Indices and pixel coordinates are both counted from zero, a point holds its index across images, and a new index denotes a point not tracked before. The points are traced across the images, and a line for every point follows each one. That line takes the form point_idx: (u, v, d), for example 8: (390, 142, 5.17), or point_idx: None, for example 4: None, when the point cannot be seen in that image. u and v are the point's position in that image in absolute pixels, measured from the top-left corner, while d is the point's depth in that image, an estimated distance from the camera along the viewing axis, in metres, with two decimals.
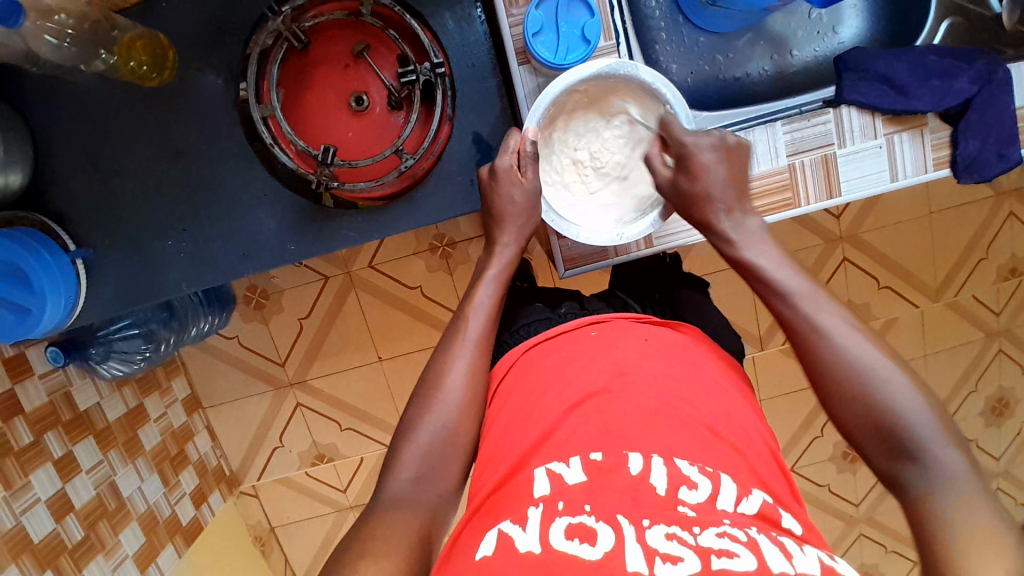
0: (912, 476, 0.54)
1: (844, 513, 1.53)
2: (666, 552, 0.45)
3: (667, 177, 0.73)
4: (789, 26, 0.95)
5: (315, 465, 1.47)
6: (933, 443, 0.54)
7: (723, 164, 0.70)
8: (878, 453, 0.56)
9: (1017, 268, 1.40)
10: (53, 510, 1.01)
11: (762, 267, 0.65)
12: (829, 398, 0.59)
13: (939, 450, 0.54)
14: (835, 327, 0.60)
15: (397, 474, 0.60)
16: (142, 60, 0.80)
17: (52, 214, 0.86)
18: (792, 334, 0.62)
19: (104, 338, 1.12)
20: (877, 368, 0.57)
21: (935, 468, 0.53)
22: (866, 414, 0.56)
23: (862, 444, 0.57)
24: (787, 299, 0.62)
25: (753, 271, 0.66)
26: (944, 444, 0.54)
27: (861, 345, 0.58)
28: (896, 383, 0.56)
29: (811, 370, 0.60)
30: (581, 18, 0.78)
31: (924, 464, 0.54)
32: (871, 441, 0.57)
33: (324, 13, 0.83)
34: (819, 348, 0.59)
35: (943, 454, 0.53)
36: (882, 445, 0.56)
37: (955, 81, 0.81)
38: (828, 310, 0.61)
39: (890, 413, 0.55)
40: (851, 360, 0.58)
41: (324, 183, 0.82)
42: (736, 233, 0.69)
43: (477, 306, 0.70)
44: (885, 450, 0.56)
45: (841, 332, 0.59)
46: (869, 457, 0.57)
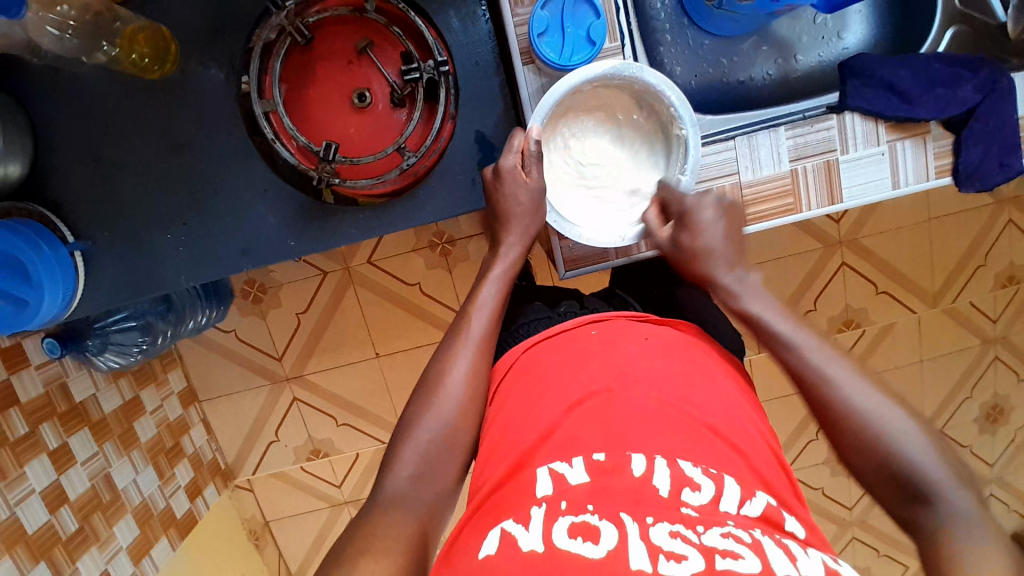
0: (926, 518, 0.54)
1: (837, 517, 1.53)
2: (670, 550, 0.45)
3: (667, 236, 0.75)
4: (794, 30, 0.95)
5: (311, 460, 1.47)
6: (943, 480, 0.54)
7: (722, 224, 0.73)
8: (891, 496, 0.56)
9: (1015, 276, 1.40)
10: (48, 501, 1.01)
11: (762, 314, 0.66)
12: (838, 441, 0.59)
13: (948, 488, 0.54)
14: (836, 370, 0.60)
15: (395, 472, 0.60)
16: (144, 52, 0.80)
17: (51, 205, 0.85)
18: (796, 381, 0.62)
19: (102, 330, 1.13)
20: (884, 415, 0.57)
21: (948, 507, 0.53)
22: (876, 457, 0.56)
23: (873, 486, 0.57)
24: (786, 345, 0.63)
25: (756, 321, 0.66)
26: (954, 484, 0.54)
27: (867, 391, 0.59)
28: (900, 424, 0.57)
29: (817, 414, 0.60)
30: (586, 19, 0.78)
31: (936, 503, 0.53)
32: (882, 482, 0.56)
33: (328, 9, 0.82)
34: (822, 391, 0.60)
35: (953, 493, 0.53)
36: (893, 486, 0.56)
37: (959, 89, 0.81)
38: (826, 354, 0.61)
39: (897, 454, 0.55)
40: (854, 403, 0.58)
41: (326, 180, 0.82)
42: (737, 284, 0.70)
43: (480, 306, 0.70)
44: (899, 495, 0.55)
45: (847, 380, 0.60)
46: (884, 501, 0.57)
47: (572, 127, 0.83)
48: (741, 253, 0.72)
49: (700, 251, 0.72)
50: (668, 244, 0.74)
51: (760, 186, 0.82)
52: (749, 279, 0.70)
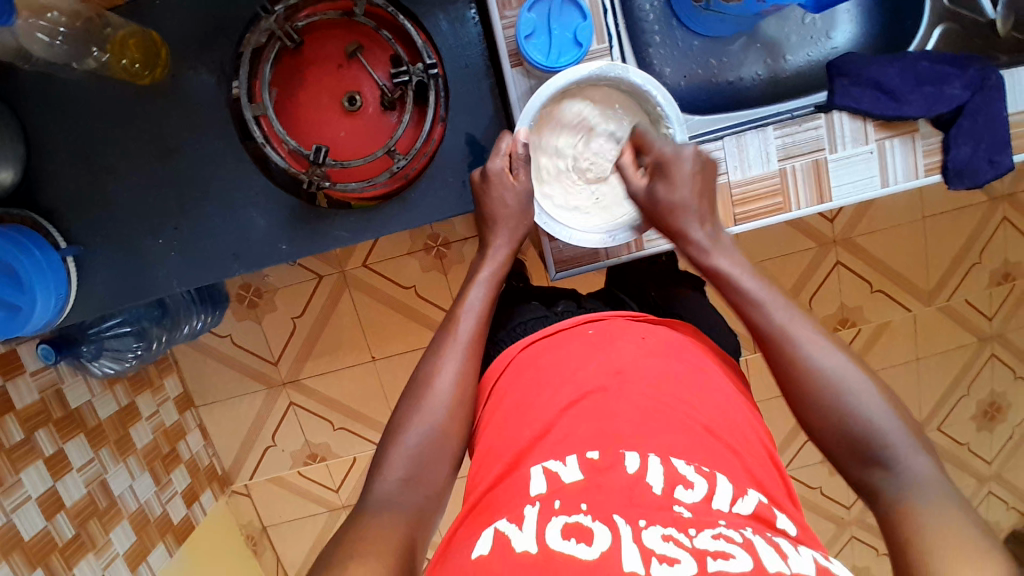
0: (882, 481, 0.54)
1: (836, 516, 1.53)
2: (662, 553, 0.45)
3: (642, 185, 0.75)
4: (782, 31, 0.96)
5: (308, 464, 1.46)
6: (900, 443, 0.54)
7: (698, 176, 0.72)
8: (847, 459, 0.56)
9: (1010, 273, 1.41)
10: (44, 508, 1.01)
11: (729, 273, 0.66)
12: (798, 402, 0.59)
13: (905, 452, 0.54)
14: (799, 329, 0.61)
15: (385, 476, 0.60)
16: (134, 58, 0.81)
17: (43, 211, 0.85)
18: (758, 339, 0.63)
19: (97, 335, 1.12)
20: (845, 376, 0.58)
21: (903, 471, 0.53)
22: (836, 417, 0.56)
23: (832, 451, 0.57)
24: (751, 304, 0.64)
25: (722, 278, 0.67)
26: (911, 449, 0.54)
27: (827, 352, 0.59)
28: (859, 385, 0.57)
29: (778, 375, 0.61)
30: (573, 21, 0.78)
31: (893, 469, 0.53)
32: (841, 447, 0.56)
33: (317, 12, 0.83)
34: (784, 351, 0.60)
35: (910, 457, 0.53)
36: (851, 450, 0.56)
37: (948, 87, 0.81)
38: (790, 313, 0.62)
39: (855, 414, 0.56)
40: (816, 362, 0.58)
41: (316, 183, 0.82)
42: (708, 241, 0.70)
43: (468, 308, 0.70)
44: (855, 458, 0.55)
45: (807, 339, 0.60)
46: (841, 466, 0.57)
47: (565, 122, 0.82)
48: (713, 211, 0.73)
49: (674, 203, 0.71)
50: (643, 193, 0.74)
51: (749, 185, 0.82)
52: (719, 235, 0.71)
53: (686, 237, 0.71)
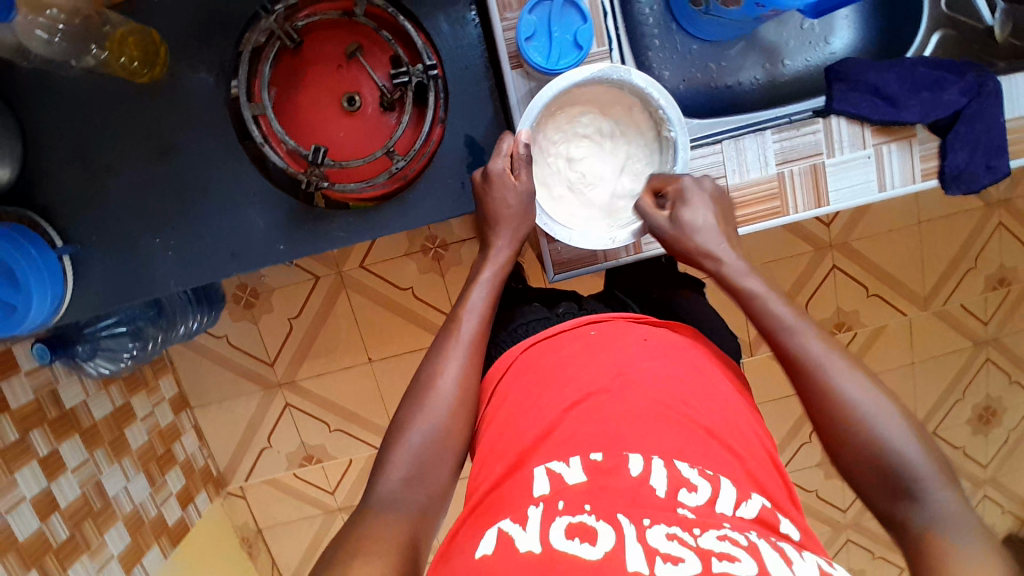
0: (910, 514, 0.54)
1: (831, 519, 1.53)
2: (667, 553, 0.45)
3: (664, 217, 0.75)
4: (780, 36, 0.96)
5: (303, 466, 1.46)
6: (927, 476, 0.54)
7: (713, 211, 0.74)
8: (876, 491, 0.56)
9: (1005, 278, 1.41)
10: (39, 508, 1.00)
11: (762, 297, 0.66)
12: (828, 434, 0.59)
13: (933, 486, 0.54)
14: (830, 360, 0.60)
15: (387, 476, 0.60)
16: (133, 56, 0.80)
17: (40, 209, 0.85)
18: (786, 364, 0.63)
19: (92, 335, 1.11)
20: (868, 408, 0.57)
21: (930, 504, 0.53)
22: (864, 451, 0.56)
23: (861, 482, 0.57)
24: (783, 330, 0.63)
25: (751, 301, 0.67)
26: (940, 482, 0.54)
27: (852, 381, 0.59)
28: (889, 419, 0.57)
29: (807, 404, 0.61)
30: (573, 24, 0.78)
31: (921, 501, 0.53)
32: (870, 477, 0.56)
33: (318, 12, 0.82)
34: (814, 379, 0.60)
35: (939, 491, 0.53)
36: (880, 482, 0.56)
37: (945, 93, 0.82)
38: (822, 343, 0.62)
39: (883, 448, 0.56)
40: (848, 395, 0.58)
41: (315, 184, 0.82)
42: (739, 261, 0.70)
43: (471, 308, 0.70)
44: (886, 490, 0.55)
45: (833, 367, 0.60)
46: (869, 497, 0.57)
47: (560, 129, 0.82)
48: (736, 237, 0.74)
49: (697, 227, 0.72)
50: (666, 224, 0.74)
51: (747, 189, 0.83)
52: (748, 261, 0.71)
53: (712, 261, 0.71)
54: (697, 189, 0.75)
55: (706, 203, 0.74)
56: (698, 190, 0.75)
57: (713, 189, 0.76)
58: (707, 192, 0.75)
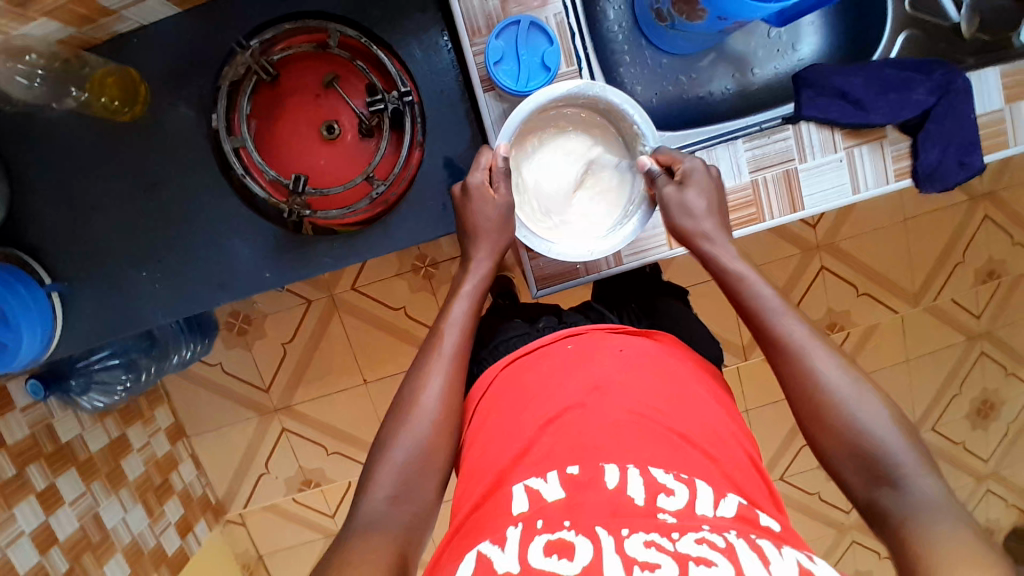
0: (887, 500, 0.54)
1: (835, 521, 1.53)
2: (645, 559, 0.45)
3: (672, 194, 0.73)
4: (749, 46, 0.97)
5: (303, 491, 1.46)
6: (905, 463, 0.54)
7: (711, 195, 0.72)
8: (858, 478, 0.56)
9: (993, 270, 1.42)
10: (37, 543, 1.00)
11: (751, 281, 0.67)
12: (807, 419, 0.60)
13: (912, 472, 0.54)
14: (814, 347, 0.61)
15: (372, 496, 0.60)
16: (113, 95, 0.82)
17: (28, 248, 0.86)
18: (770, 350, 0.63)
19: (84, 368, 1.13)
20: (846, 391, 0.58)
21: (909, 491, 0.53)
22: (840, 436, 0.57)
23: (843, 475, 0.57)
24: (766, 317, 0.64)
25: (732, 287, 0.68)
26: (920, 469, 0.54)
27: (832, 364, 0.60)
28: (866, 404, 0.57)
29: (789, 391, 0.62)
30: (540, 46, 0.80)
31: (901, 487, 0.53)
32: (852, 464, 0.56)
33: (292, 45, 0.85)
34: (796, 366, 0.61)
35: (918, 477, 0.53)
36: (860, 470, 0.56)
37: (913, 93, 0.83)
38: (804, 330, 0.62)
39: (859, 433, 0.56)
40: (827, 383, 0.59)
41: (297, 212, 0.85)
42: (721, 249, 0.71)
43: (451, 322, 0.70)
44: (867, 478, 0.55)
45: (816, 352, 0.61)
46: (849, 487, 0.57)
47: (544, 141, 0.83)
48: (726, 218, 0.73)
49: (694, 207, 0.72)
50: (671, 199, 0.73)
51: None
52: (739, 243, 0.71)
53: (708, 242, 0.71)
54: (703, 172, 0.73)
55: (710, 186, 0.73)
56: (703, 174, 0.73)
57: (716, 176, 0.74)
58: (709, 176, 0.74)
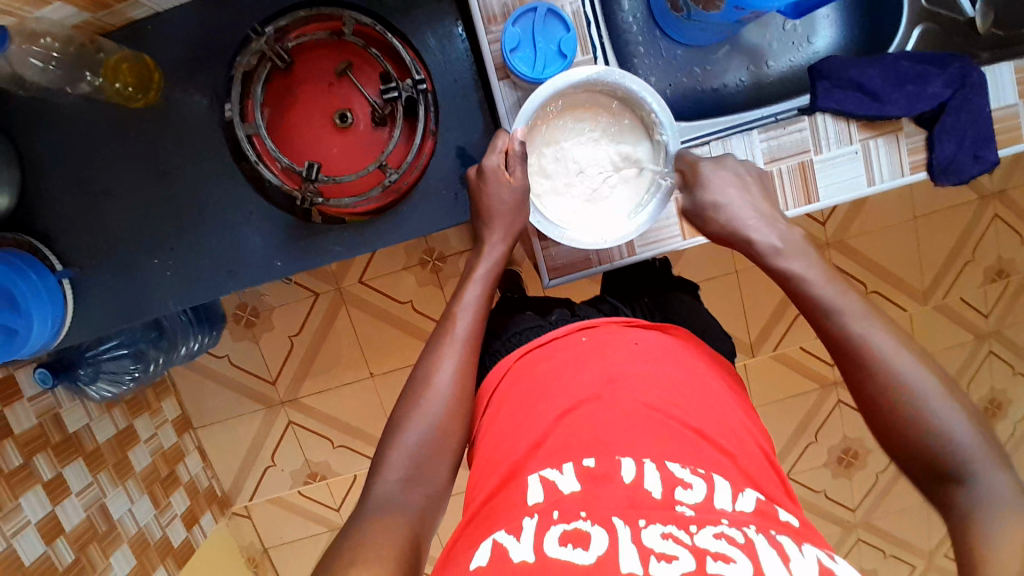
0: (957, 495, 0.53)
1: (841, 520, 1.53)
2: (661, 551, 0.45)
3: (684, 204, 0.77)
4: (763, 37, 0.97)
5: (308, 484, 1.46)
6: (978, 460, 0.52)
7: (738, 196, 0.74)
8: (921, 476, 0.55)
9: (1003, 270, 1.42)
10: (44, 533, 1.00)
11: (801, 278, 0.66)
12: (870, 412, 0.58)
13: (983, 469, 0.52)
14: (882, 339, 0.59)
15: (384, 477, 0.60)
16: (127, 82, 0.81)
17: (40, 235, 0.86)
18: (834, 343, 0.61)
19: (93, 359, 1.14)
20: (922, 386, 0.56)
21: (980, 486, 0.52)
22: (900, 431, 0.56)
23: (908, 468, 0.56)
24: (826, 311, 0.63)
25: (797, 281, 0.66)
26: (989, 463, 0.52)
27: (903, 358, 0.57)
28: (943, 402, 0.55)
29: (855, 385, 0.60)
30: (557, 34, 0.80)
31: (971, 484, 0.52)
32: (916, 461, 0.55)
33: (306, 33, 0.84)
34: (862, 359, 0.59)
35: (990, 473, 0.52)
36: (921, 466, 0.55)
37: (929, 86, 0.82)
38: (873, 324, 0.60)
39: (933, 430, 0.54)
40: (897, 372, 0.57)
41: (310, 199, 0.84)
42: (780, 242, 0.70)
43: (464, 307, 0.70)
44: (931, 474, 0.54)
45: (885, 345, 0.58)
46: (919, 484, 0.56)
47: (566, 124, 0.82)
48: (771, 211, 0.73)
49: (721, 205, 0.73)
50: (689, 206, 0.76)
51: None
52: (790, 235, 0.71)
53: (745, 239, 0.72)
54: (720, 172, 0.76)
55: (727, 184, 0.75)
56: (718, 176, 0.75)
57: (735, 170, 0.76)
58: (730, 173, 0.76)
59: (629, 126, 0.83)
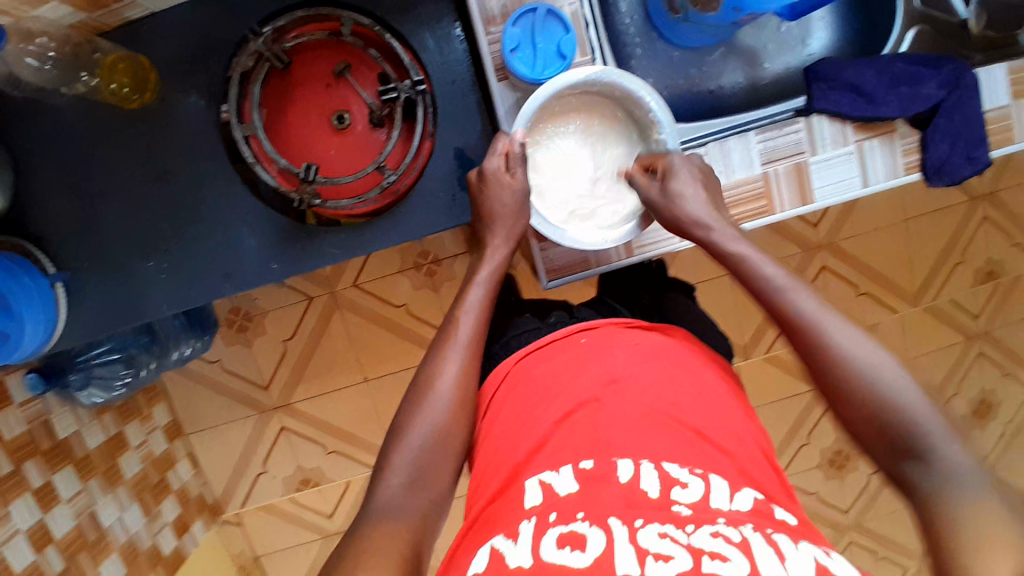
0: (916, 472, 0.54)
1: (834, 521, 1.53)
2: (657, 551, 0.45)
3: (654, 190, 0.77)
4: (760, 40, 0.98)
5: (301, 491, 1.44)
6: (935, 433, 0.54)
7: (700, 190, 0.75)
8: (883, 453, 0.56)
9: (992, 271, 1.44)
10: (33, 542, 0.99)
11: (748, 258, 0.68)
12: (829, 394, 0.60)
13: (941, 442, 0.53)
14: (832, 322, 0.61)
15: (387, 481, 0.59)
16: (123, 82, 0.81)
17: (31, 237, 0.85)
18: (782, 323, 0.64)
19: (84, 363, 1.12)
20: (881, 371, 0.58)
21: (938, 460, 0.53)
22: (860, 410, 0.57)
23: (869, 445, 0.58)
24: (776, 290, 0.65)
25: (738, 263, 0.69)
26: (948, 437, 0.53)
27: (856, 343, 0.59)
28: (902, 383, 0.57)
29: (809, 369, 0.62)
30: (557, 34, 0.80)
31: (928, 459, 0.53)
32: (877, 442, 0.57)
33: (304, 33, 0.84)
34: (814, 341, 0.61)
35: (948, 444, 0.53)
36: (884, 444, 0.56)
37: (923, 87, 0.83)
38: (827, 314, 0.62)
39: (894, 410, 0.56)
40: (844, 351, 0.59)
41: (307, 201, 0.84)
42: (727, 230, 0.73)
43: (467, 309, 0.70)
44: (893, 450, 0.56)
45: (837, 331, 0.60)
46: (880, 461, 0.57)
47: (558, 128, 0.83)
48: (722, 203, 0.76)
49: (685, 196, 0.74)
50: (655, 192, 0.76)
51: (731, 190, 0.84)
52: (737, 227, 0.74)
53: (701, 229, 0.73)
54: (687, 162, 0.77)
55: (694, 175, 0.76)
56: (685, 166, 0.76)
57: (699, 164, 0.78)
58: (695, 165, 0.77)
59: (619, 129, 0.84)
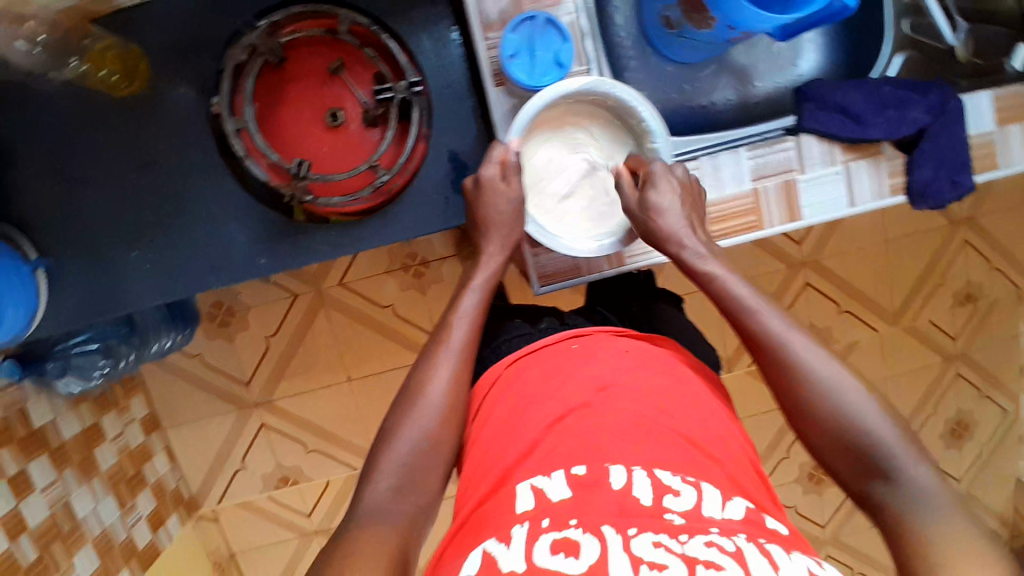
0: (881, 491, 0.54)
1: (811, 534, 1.55)
2: (652, 559, 0.45)
3: (634, 197, 0.78)
4: (750, 58, 1.00)
5: (279, 488, 1.43)
6: (901, 455, 0.55)
7: (677, 201, 0.75)
8: (850, 473, 0.57)
9: (971, 294, 1.46)
10: (6, 529, 0.97)
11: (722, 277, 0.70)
12: (796, 415, 0.61)
13: (907, 464, 0.54)
14: (802, 344, 0.62)
15: (375, 484, 0.59)
16: (113, 70, 0.80)
17: (13, 222, 0.83)
18: (751, 346, 0.65)
19: (63, 351, 1.09)
20: (847, 392, 0.59)
21: (904, 480, 0.54)
22: (828, 431, 0.58)
23: (831, 463, 0.58)
24: (750, 310, 0.66)
25: (712, 284, 0.70)
26: (912, 457, 0.55)
27: (828, 365, 0.60)
28: (870, 404, 0.58)
29: (777, 391, 0.63)
30: (554, 43, 0.81)
31: (894, 479, 0.54)
32: (844, 463, 0.57)
33: (301, 29, 0.83)
34: (784, 363, 0.62)
35: (912, 465, 0.54)
36: (851, 464, 0.57)
37: (910, 111, 0.86)
38: (800, 335, 0.63)
39: (861, 432, 0.57)
40: (811, 371, 0.60)
41: (298, 198, 0.82)
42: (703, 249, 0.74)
43: (461, 315, 0.70)
44: (859, 470, 0.56)
45: (809, 352, 0.61)
46: (844, 481, 0.58)
47: (545, 137, 0.84)
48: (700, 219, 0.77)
49: (663, 209, 0.74)
50: (635, 202, 0.77)
51: (719, 206, 0.85)
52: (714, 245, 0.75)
53: (677, 243, 0.74)
54: (668, 173, 0.77)
55: (673, 187, 0.76)
56: (667, 176, 0.77)
57: (683, 177, 0.78)
58: (676, 177, 0.78)
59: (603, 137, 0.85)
